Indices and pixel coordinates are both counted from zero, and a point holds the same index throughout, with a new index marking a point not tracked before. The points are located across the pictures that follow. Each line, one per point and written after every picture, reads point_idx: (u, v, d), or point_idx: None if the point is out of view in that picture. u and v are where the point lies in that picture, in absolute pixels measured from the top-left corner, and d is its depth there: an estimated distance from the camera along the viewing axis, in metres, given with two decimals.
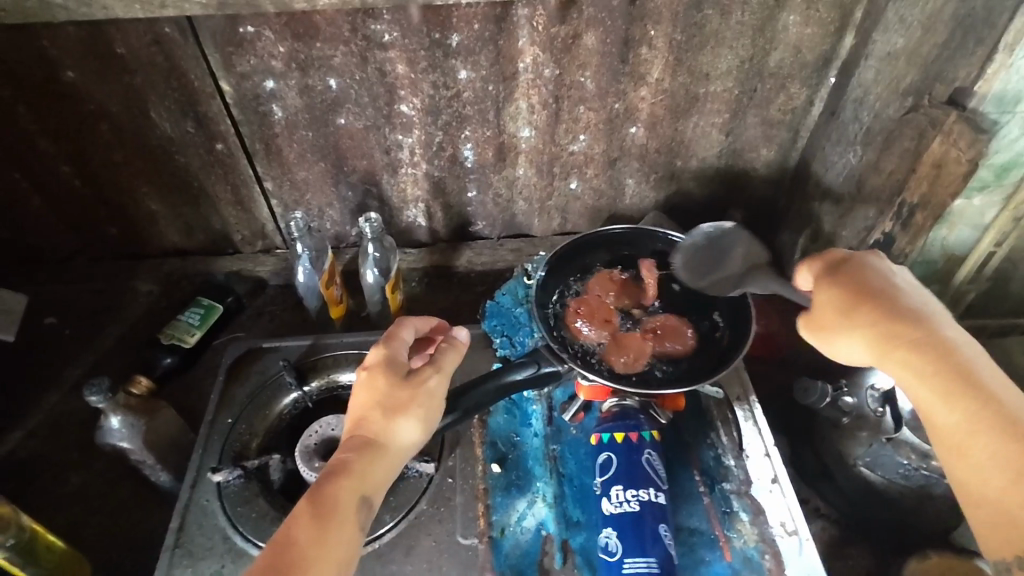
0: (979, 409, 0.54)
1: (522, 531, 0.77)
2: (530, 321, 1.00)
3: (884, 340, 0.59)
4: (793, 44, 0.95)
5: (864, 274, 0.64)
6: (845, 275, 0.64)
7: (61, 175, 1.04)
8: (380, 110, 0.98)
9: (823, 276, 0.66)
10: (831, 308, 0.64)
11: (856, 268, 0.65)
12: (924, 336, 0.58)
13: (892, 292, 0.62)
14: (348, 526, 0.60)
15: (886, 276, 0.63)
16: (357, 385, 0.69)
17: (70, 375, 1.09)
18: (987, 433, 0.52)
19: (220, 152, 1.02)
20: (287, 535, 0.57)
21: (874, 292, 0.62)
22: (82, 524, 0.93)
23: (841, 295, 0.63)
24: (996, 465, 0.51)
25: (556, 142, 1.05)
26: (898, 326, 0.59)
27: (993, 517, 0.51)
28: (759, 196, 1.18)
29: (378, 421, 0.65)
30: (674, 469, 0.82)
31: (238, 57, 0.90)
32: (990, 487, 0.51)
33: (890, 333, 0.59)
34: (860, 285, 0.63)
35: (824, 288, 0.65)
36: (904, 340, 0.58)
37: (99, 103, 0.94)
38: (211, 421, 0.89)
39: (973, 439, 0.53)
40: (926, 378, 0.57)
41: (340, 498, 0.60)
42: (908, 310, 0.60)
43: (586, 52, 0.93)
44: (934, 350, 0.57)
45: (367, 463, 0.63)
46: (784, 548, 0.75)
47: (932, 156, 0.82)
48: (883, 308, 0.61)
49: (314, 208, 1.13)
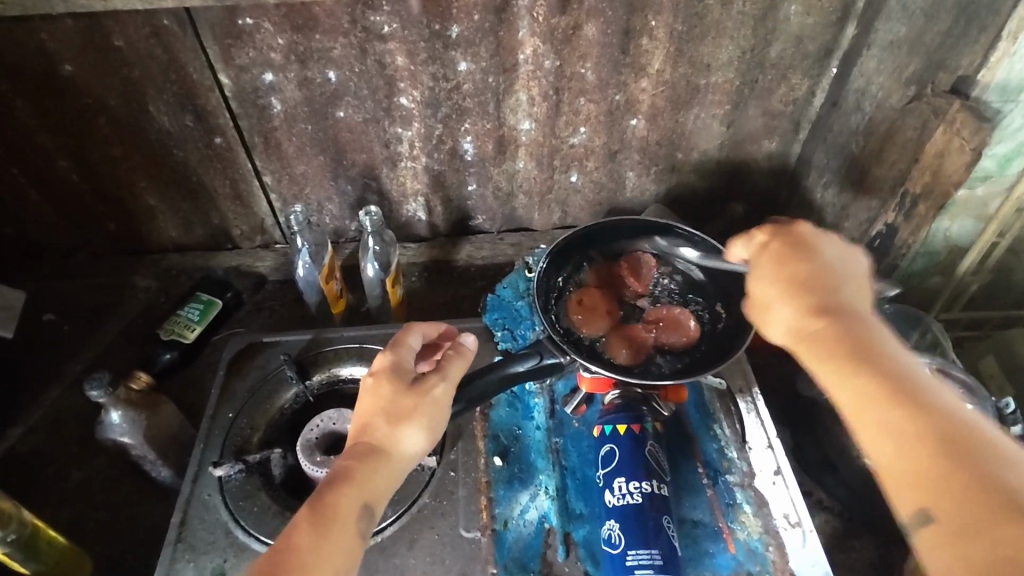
0: (880, 386, 0.52)
1: (525, 524, 0.77)
2: (531, 314, 1.00)
3: (800, 323, 0.58)
4: (795, 34, 0.94)
5: (789, 255, 0.63)
6: (770, 259, 0.64)
7: (58, 170, 1.04)
8: (379, 102, 0.97)
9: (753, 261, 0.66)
10: (757, 293, 0.63)
11: (781, 249, 0.64)
12: (838, 319, 0.57)
13: (813, 273, 0.61)
14: (349, 536, 0.59)
15: (809, 256, 0.62)
16: (363, 391, 0.68)
17: (70, 370, 1.08)
18: (883, 412, 0.51)
19: (218, 146, 1.01)
20: (287, 541, 0.57)
21: (796, 277, 0.61)
22: (83, 518, 0.92)
23: (769, 280, 0.63)
24: (892, 439, 0.49)
25: (557, 135, 1.05)
26: (813, 309, 0.58)
27: (895, 490, 0.49)
28: (759, 189, 1.18)
29: (382, 429, 0.64)
30: (677, 461, 0.82)
31: (236, 49, 0.89)
32: (889, 462, 0.49)
33: (805, 316, 0.58)
34: (784, 268, 0.62)
35: (755, 274, 0.64)
36: (813, 325, 0.57)
37: (97, 97, 0.94)
38: (212, 415, 0.88)
39: (873, 415, 0.51)
40: (831, 359, 0.55)
41: (341, 506, 0.60)
42: (825, 294, 0.59)
43: (587, 42, 0.93)
44: (843, 332, 0.56)
45: (370, 471, 0.62)
46: (788, 540, 0.75)
47: (936, 146, 0.83)
48: (802, 292, 0.60)
49: (313, 202, 1.12)
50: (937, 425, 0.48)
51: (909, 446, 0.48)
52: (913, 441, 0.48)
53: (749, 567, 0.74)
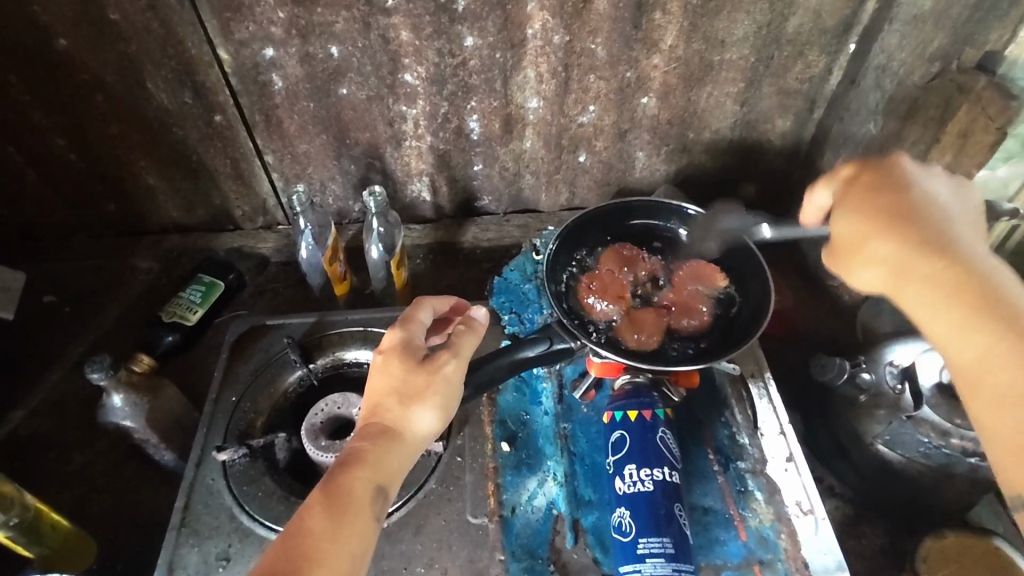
0: (1010, 345, 0.49)
1: (533, 510, 0.76)
2: (538, 297, 0.98)
3: (909, 269, 0.55)
4: (814, 9, 0.91)
5: (889, 194, 0.59)
6: (862, 193, 0.61)
7: (55, 148, 1.01)
8: (383, 79, 0.95)
9: (841, 199, 0.62)
10: (846, 233, 0.60)
11: (880, 187, 0.60)
12: (953, 265, 0.54)
13: (924, 214, 0.57)
14: (363, 518, 0.58)
15: (911, 195, 0.59)
16: (374, 369, 0.67)
17: (71, 353, 1.07)
18: (1008, 365, 0.49)
19: (218, 124, 0.99)
20: (299, 525, 0.56)
21: (903, 216, 0.58)
22: (87, 501, 0.92)
23: (865, 219, 0.59)
24: (1022, 403, 0.48)
25: (565, 113, 1.02)
26: (918, 252, 0.55)
27: (1015, 457, 0.48)
28: (772, 169, 1.15)
29: (394, 408, 0.63)
30: (688, 447, 0.81)
31: (236, 24, 0.87)
32: (1009, 429, 0.48)
33: (913, 260, 0.55)
34: (883, 205, 0.59)
35: (844, 212, 0.61)
36: (925, 269, 0.55)
37: (93, 73, 0.91)
38: (215, 399, 0.87)
39: (997, 371, 0.49)
40: (954, 312, 0.52)
41: (354, 488, 0.59)
42: (937, 236, 0.56)
43: (598, 17, 0.89)
44: (959, 280, 0.53)
45: (383, 452, 0.61)
46: (800, 528, 0.74)
47: (959, 125, 0.81)
48: (908, 233, 0.57)
49: (315, 182, 1.10)
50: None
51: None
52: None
53: (761, 555, 0.73)
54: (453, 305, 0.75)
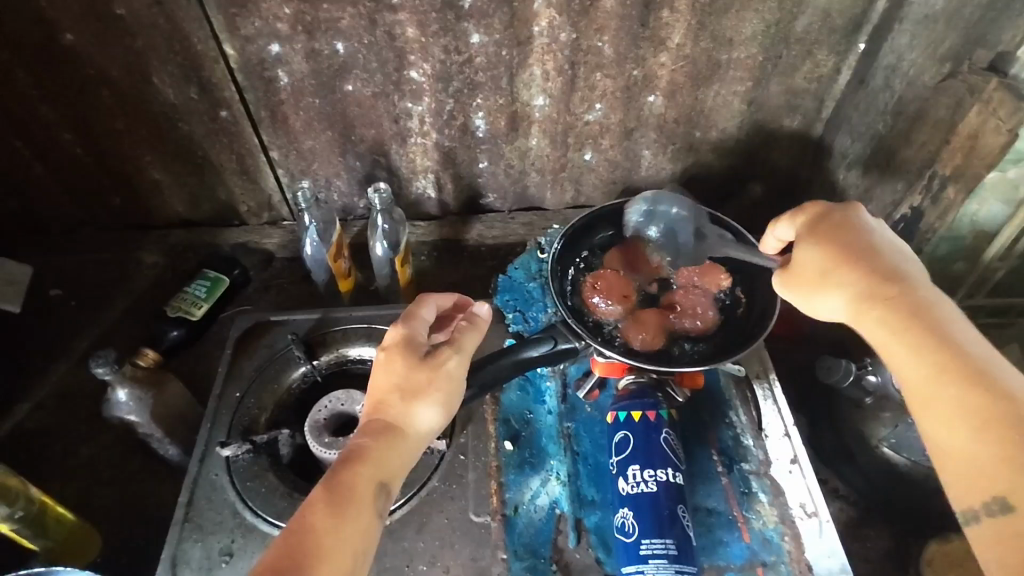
0: (949, 363, 0.53)
1: (536, 510, 0.76)
2: (543, 296, 0.98)
3: (861, 295, 0.60)
4: (823, 8, 0.90)
5: (845, 231, 0.65)
6: (824, 231, 0.66)
7: (62, 143, 1.02)
8: (389, 76, 0.94)
9: (801, 233, 0.68)
10: (809, 266, 0.65)
11: (836, 224, 0.66)
12: (900, 292, 0.59)
13: (875, 249, 0.62)
14: (366, 515, 0.58)
15: (866, 232, 0.64)
16: (377, 365, 0.66)
17: (76, 347, 1.07)
18: (953, 385, 0.52)
19: (224, 119, 0.99)
20: (303, 521, 0.56)
21: (855, 250, 0.63)
22: (91, 495, 0.92)
23: (822, 251, 0.65)
24: (960, 415, 0.51)
25: (571, 111, 1.01)
26: (870, 282, 0.60)
27: (957, 468, 0.50)
28: (780, 169, 1.14)
29: (396, 405, 0.63)
30: (692, 448, 0.81)
31: (242, 19, 0.86)
32: (950, 440, 0.51)
33: (869, 290, 0.60)
34: (842, 241, 0.64)
35: (804, 245, 0.67)
36: (878, 299, 0.59)
37: (99, 68, 0.91)
38: (219, 394, 0.87)
39: (942, 388, 0.52)
40: (901, 334, 0.56)
41: (358, 484, 0.59)
42: (886, 269, 0.61)
43: (605, 14, 0.89)
44: (904, 306, 0.58)
45: (385, 448, 0.61)
46: (804, 530, 0.73)
47: (969, 126, 0.80)
48: (859, 265, 0.62)
49: (321, 178, 1.10)
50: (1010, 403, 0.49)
51: (979, 424, 0.49)
52: (985, 421, 0.49)
53: (764, 557, 0.72)
54: (456, 302, 0.75)
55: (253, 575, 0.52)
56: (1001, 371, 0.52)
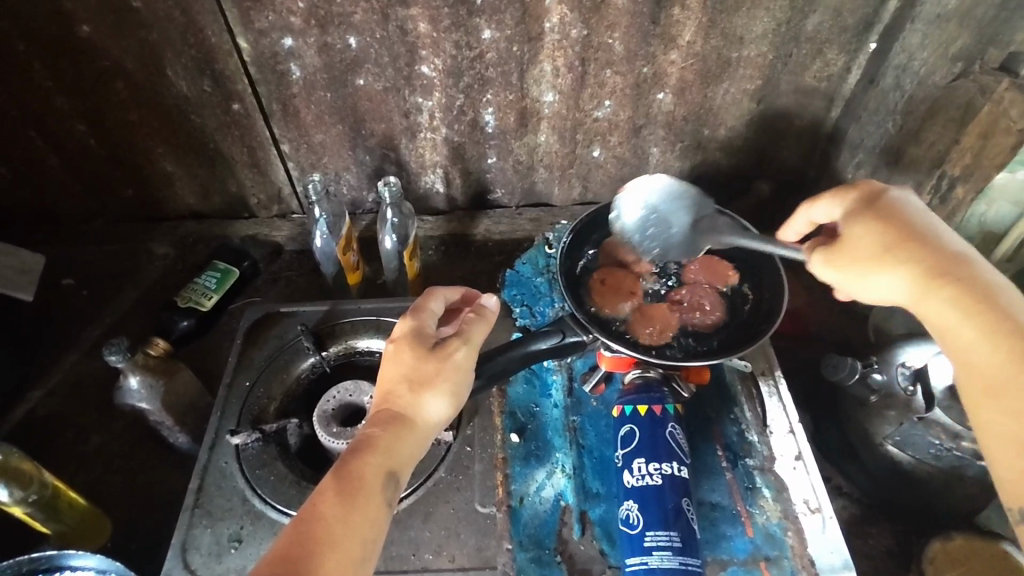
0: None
1: (540, 501, 0.77)
2: (550, 291, 0.98)
3: (925, 275, 0.61)
4: (834, 7, 0.90)
5: (899, 213, 0.66)
6: (877, 211, 0.66)
7: (76, 133, 1.03)
8: (400, 70, 0.95)
9: (852, 212, 0.68)
10: (865, 246, 0.66)
11: (890, 205, 0.67)
12: (969, 273, 0.60)
13: (934, 232, 0.64)
14: (376, 504, 0.59)
15: (919, 214, 0.65)
16: (386, 358, 0.67)
17: (88, 336, 1.09)
18: (1022, 367, 0.54)
19: (236, 112, 1.00)
20: (312, 510, 0.57)
21: (913, 231, 0.64)
22: (101, 481, 0.93)
23: (880, 234, 0.65)
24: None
25: (580, 108, 1.02)
26: (931, 263, 0.61)
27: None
28: (787, 167, 1.14)
29: (404, 395, 0.64)
30: (697, 443, 0.81)
31: (256, 13, 0.87)
32: (1019, 424, 0.53)
33: (932, 270, 0.61)
34: (898, 223, 0.65)
35: (856, 224, 0.67)
36: (942, 279, 0.60)
37: (115, 59, 0.92)
38: (229, 383, 0.88)
39: (1011, 372, 0.54)
40: (972, 316, 0.57)
41: (366, 474, 0.60)
42: (949, 251, 0.62)
43: (616, 11, 0.89)
44: (974, 289, 0.59)
45: (394, 438, 0.62)
46: (808, 526, 0.74)
47: (980, 124, 0.82)
48: (919, 247, 0.63)
49: (331, 171, 1.11)
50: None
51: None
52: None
53: (767, 552, 0.73)
54: (463, 294, 0.75)
55: (264, 561, 0.53)
56: None
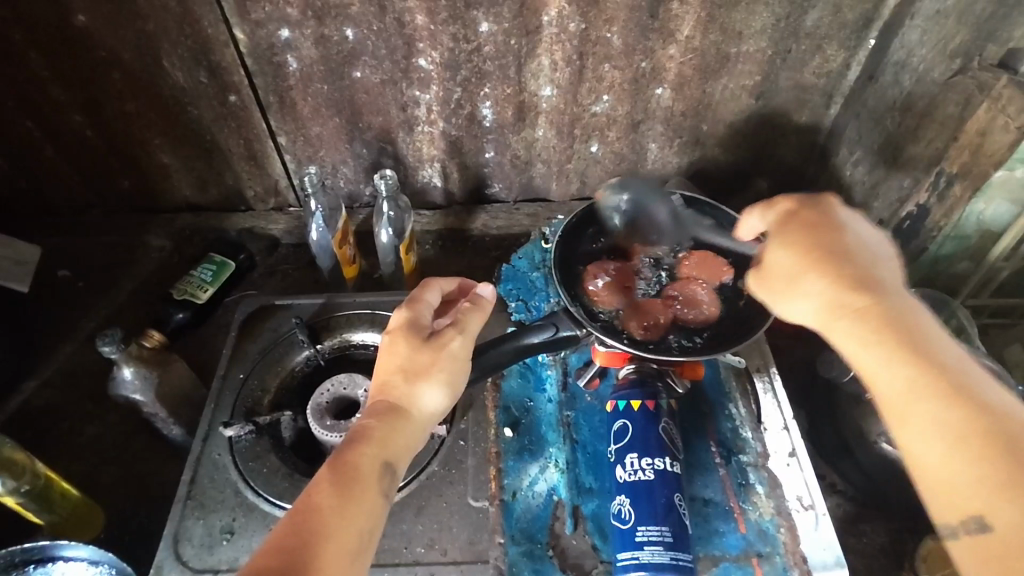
0: (931, 377, 0.51)
1: (534, 496, 0.77)
2: (546, 286, 0.98)
3: (834, 300, 0.58)
4: (834, 2, 0.90)
5: (817, 228, 0.63)
6: (797, 229, 0.64)
7: (73, 125, 1.02)
8: (397, 63, 0.95)
9: (774, 231, 0.66)
10: (781, 266, 0.63)
11: (810, 223, 0.64)
12: (877, 299, 0.57)
13: (852, 250, 0.61)
14: (371, 495, 0.59)
15: (837, 230, 0.63)
16: (382, 348, 0.67)
17: (83, 327, 1.09)
18: (933, 399, 0.50)
19: (233, 104, 0.99)
20: (309, 501, 0.56)
21: (827, 250, 0.61)
22: (94, 473, 0.93)
23: (795, 253, 0.63)
24: (938, 430, 0.49)
25: (578, 102, 1.02)
26: (842, 285, 0.58)
27: (936, 495, 0.48)
28: (786, 164, 1.14)
29: (400, 385, 0.64)
30: (691, 438, 0.81)
31: (252, 4, 0.87)
32: (933, 461, 0.48)
33: (845, 294, 0.58)
34: (814, 241, 0.62)
35: (774, 245, 0.65)
36: (854, 305, 0.57)
37: (111, 50, 0.92)
38: (223, 375, 0.88)
39: (920, 405, 0.50)
40: (878, 342, 0.54)
41: (362, 465, 0.59)
42: (863, 272, 0.59)
43: (614, 5, 0.89)
44: (882, 315, 0.56)
45: (389, 429, 0.62)
46: (800, 522, 0.74)
47: (977, 123, 0.80)
48: (833, 266, 0.60)
49: (328, 164, 1.10)
50: (991, 421, 0.48)
51: (957, 444, 0.48)
52: (968, 441, 0.47)
53: (760, 548, 0.73)
54: (459, 286, 0.76)
55: (258, 554, 0.53)
56: (984, 390, 0.50)
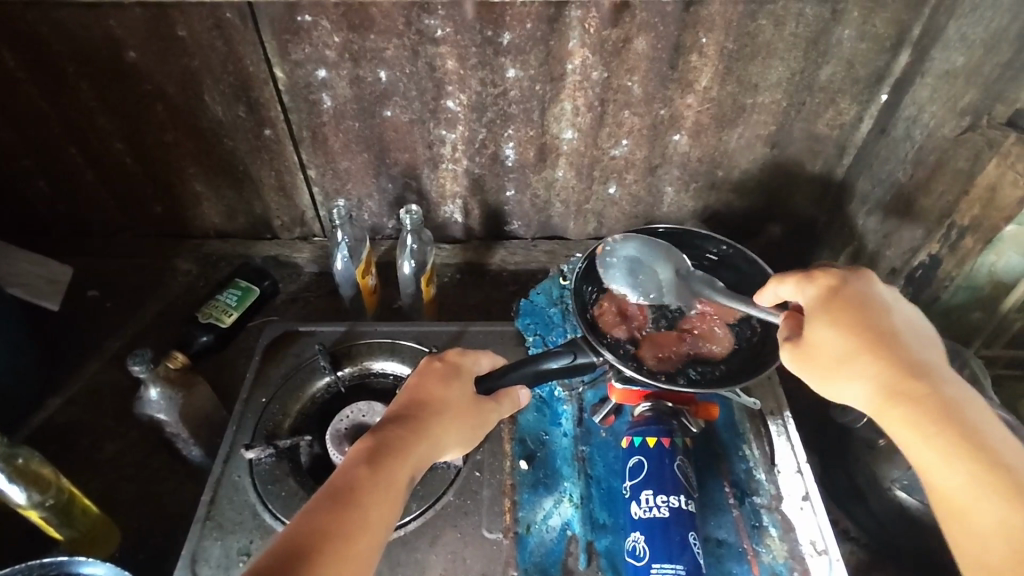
0: (984, 464, 0.55)
1: (548, 529, 0.77)
2: (563, 322, 1.00)
3: (886, 391, 0.60)
4: (847, 58, 0.94)
5: (870, 310, 0.64)
6: (843, 308, 0.64)
7: (114, 152, 1.07)
8: (426, 104, 0.99)
9: (817, 308, 0.65)
10: (839, 349, 0.63)
11: (854, 302, 0.64)
12: (925, 388, 0.60)
13: (896, 334, 0.63)
14: (396, 501, 0.61)
15: (885, 311, 0.64)
16: (428, 375, 0.72)
17: (109, 346, 1.12)
18: (991, 493, 0.54)
19: (267, 138, 1.04)
20: (349, 492, 0.59)
21: (878, 336, 0.63)
22: (113, 490, 0.95)
23: (845, 338, 0.63)
24: (989, 521, 0.54)
25: (598, 145, 1.05)
26: (887, 373, 0.61)
27: None
28: (800, 211, 1.16)
29: (436, 415, 0.68)
30: (705, 478, 0.81)
31: (294, 45, 0.92)
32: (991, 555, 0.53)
33: (897, 381, 0.61)
34: (868, 325, 0.63)
35: (819, 324, 0.65)
36: (908, 397, 0.60)
37: (156, 84, 0.97)
38: (246, 399, 0.90)
39: (983, 499, 0.54)
40: (930, 434, 0.58)
41: (397, 472, 0.62)
42: (920, 360, 0.62)
43: (636, 56, 0.93)
44: (932, 405, 0.59)
45: (416, 444, 0.65)
46: (814, 567, 0.74)
47: (987, 178, 0.83)
48: (882, 355, 0.62)
49: (354, 198, 1.14)
50: None
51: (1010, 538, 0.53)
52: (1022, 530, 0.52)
53: None
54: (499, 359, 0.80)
55: (291, 541, 0.55)
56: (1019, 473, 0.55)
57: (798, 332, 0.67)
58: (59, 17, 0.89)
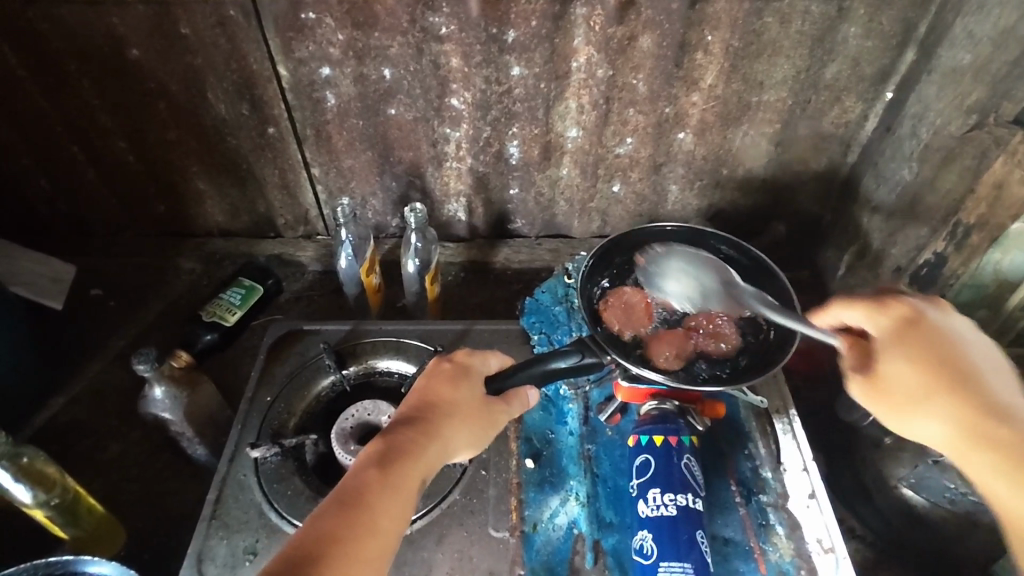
0: None
1: (554, 528, 0.77)
2: (568, 320, 1.00)
3: (965, 430, 0.61)
4: (852, 56, 0.94)
5: (941, 345, 0.65)
6: (915, 344, 0.65)
7: (117, 151, 1.07)
8: (431, 102, 0.99)
9: (888, 342, 0.66)
10: (910, 387, 0.64)
11: (929, 337, 0.65)
12: (1006, 426, 0.60)
13: (975, 371, 0.64)
14: (405, 504, 0.61)
15: (955, 345, 0.65)
16: (437, 377, 0.71)
17: (113, 345, 1.11)
18: None
19: (271, 136, 1.04)
20: (359, 497, 0.59)
21: (954, 373, 0.63)
22: (117, 489, 0.95)
23: (921, 375, 0.64)
24: None
25: (603, 144, 1.05)
26: (968, 411, 0.62)
27: None
28: (804, 210, 1.16)
29: (445, 417, 0.68)
30: (712, 477, 0.81)
31: (298, 43, 0.92)
32: None
33: (976, 420, 0.61)
34: (940, 362, 0.64)
35: (891, 357, 0.66)
36: (983, 435, 0.60)
37: (160, 82, 0.97)
38: (251, 398, 0.90)
39: None
40: (1001, 473, 0.59)
41: (406, 475, 0.62)
42: (994, 397, 0.62)
43: (640, 54, 0.93)
44: (1006, 443, 0.60)
45: (425, 447, 0.65)
46: (821, 565, 0.74)
47: (994, 175, 0.82)
48: (961, 393, 0.62)
49: (357, 196, 1.14)
50: None
51: None
52: None
53: None
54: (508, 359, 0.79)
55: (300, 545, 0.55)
56: None
57: (867, 364, 0.68)
58: (63, 15, 0.89)
